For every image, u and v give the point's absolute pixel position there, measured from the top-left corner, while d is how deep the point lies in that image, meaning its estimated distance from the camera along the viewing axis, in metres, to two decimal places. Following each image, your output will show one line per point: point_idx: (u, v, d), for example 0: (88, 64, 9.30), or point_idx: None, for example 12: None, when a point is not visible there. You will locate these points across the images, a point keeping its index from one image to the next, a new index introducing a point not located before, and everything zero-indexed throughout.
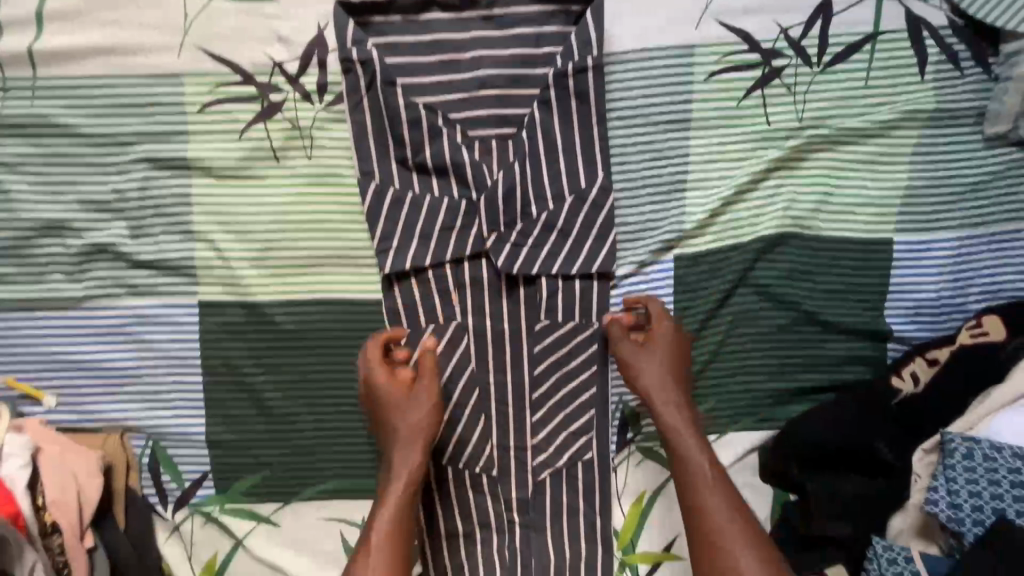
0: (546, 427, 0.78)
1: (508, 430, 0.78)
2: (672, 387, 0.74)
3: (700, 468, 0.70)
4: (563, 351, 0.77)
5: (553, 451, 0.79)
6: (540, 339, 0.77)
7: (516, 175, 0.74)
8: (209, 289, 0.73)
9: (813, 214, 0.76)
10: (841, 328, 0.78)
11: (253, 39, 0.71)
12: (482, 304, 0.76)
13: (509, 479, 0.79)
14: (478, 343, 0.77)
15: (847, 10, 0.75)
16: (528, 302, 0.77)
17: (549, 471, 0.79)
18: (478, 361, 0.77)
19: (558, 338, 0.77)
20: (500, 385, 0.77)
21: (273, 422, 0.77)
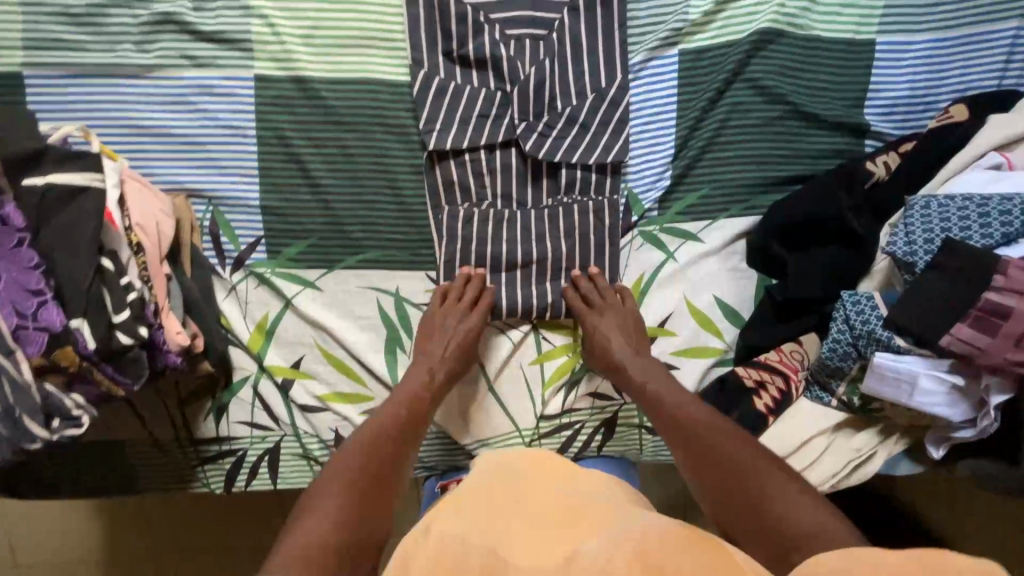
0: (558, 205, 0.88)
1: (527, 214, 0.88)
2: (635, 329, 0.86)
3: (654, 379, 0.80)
4: (578, 141, 0.86)
5: (563, 234, 0.88)
6: (557, 121, 0.85)
7: (547, 70, 0.84)
8: (262, 63, 0.82)
9: (804, 13, 0.85)
10: (823, 122, 0.88)
11: None
12: (508, 96, 0.85)
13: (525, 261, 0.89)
14: (502, 132, 0.85)
15: None
16: (543, 90, 0.85)
17: (561, 244, 0.89)
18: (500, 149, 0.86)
19: (572, 121, 0.85)
20: (518, 170, 0.88)
21: (319, 194, 0.86)
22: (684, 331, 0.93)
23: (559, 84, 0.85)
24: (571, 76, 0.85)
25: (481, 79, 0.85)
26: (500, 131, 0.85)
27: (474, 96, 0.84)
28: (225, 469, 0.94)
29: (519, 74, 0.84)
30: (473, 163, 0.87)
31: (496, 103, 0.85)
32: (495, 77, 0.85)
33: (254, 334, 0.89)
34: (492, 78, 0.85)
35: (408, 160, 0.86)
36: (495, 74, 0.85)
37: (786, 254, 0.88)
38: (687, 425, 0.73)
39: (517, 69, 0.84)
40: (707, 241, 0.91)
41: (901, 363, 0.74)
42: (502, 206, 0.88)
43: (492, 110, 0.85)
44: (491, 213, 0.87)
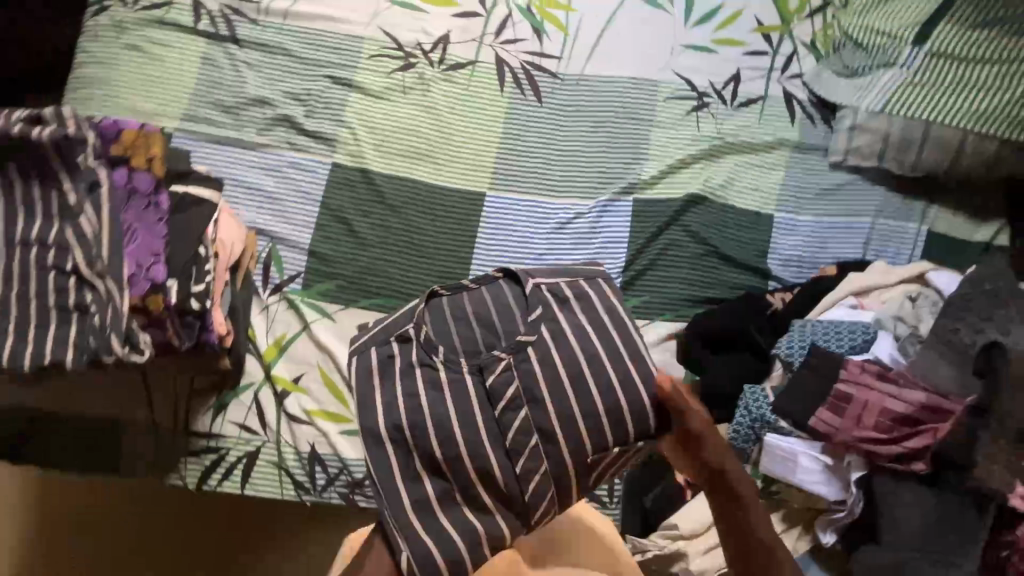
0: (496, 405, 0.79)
1: (525, 432, 0.79)
2: (720, 447, 0.82)
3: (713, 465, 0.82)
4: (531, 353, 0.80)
5: (520, 471, 0.78)
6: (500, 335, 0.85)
7: (536, 196, 1.19)
8: (340, 156, 1.16)
9: (722, 188, 1.21)
10: (735, 263, 1.19)
11: (410, 28, 1.21)
12: (552, 311, 0.82)
13: (448, 495, 0.77)
14: (472, 384, 0.80)
15: (751, 81, 1.26)
16: (497, 314, 0.86)
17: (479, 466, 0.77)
18: (438, 394, 0.79)
19: (502, 324, 0.86)
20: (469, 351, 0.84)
21: (355, 250, 1.14)
22: None
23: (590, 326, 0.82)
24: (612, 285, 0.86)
25: (377, 326, 0.86)
26: (419, 385, 0.80)
27: (499, 298, 0.88)
28: (204, 465, 1.06)
29: (601, 288, 0.85)
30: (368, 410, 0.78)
31: (504, 341, 0.85)
32: (524, 297, 0.86)
33: (270, 348, 1.09)
34: (408, 320, 0.84)
35: (428, 236, 1.15)
36: (417, 319, 0.84)
37: (705, 355, 1.11)
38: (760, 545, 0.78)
39: (559, 289, 0.84)
40: (645, 335, 1.16)
41: (788, 444, 0.93)
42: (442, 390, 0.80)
43: (439, 360, 0.81)
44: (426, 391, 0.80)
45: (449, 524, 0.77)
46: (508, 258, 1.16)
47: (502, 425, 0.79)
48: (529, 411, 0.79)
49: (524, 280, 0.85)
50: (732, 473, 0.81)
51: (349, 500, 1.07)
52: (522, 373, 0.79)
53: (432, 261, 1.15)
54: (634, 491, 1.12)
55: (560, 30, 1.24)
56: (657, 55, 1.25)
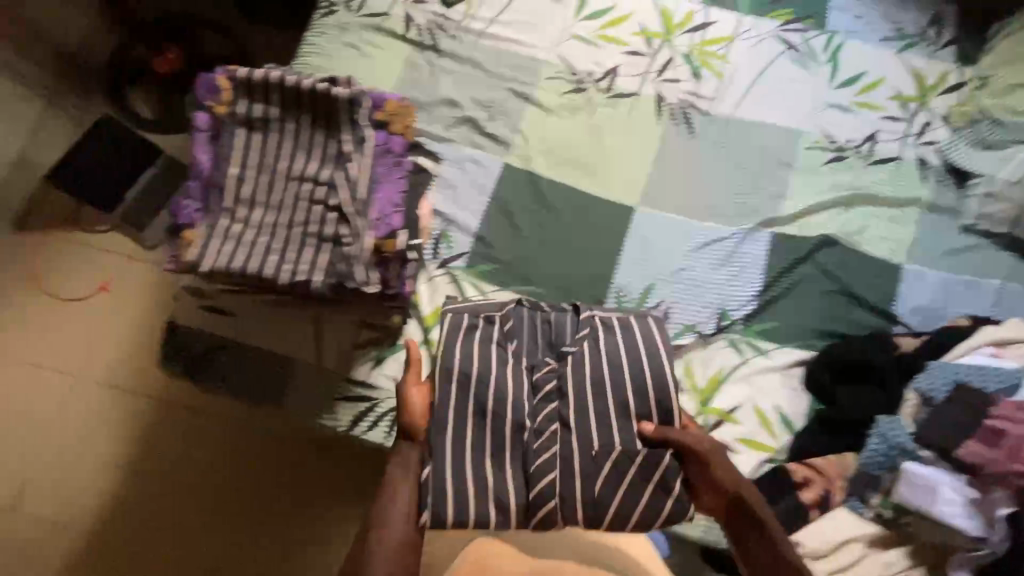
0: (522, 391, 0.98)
1: (551, 419, 0.96)
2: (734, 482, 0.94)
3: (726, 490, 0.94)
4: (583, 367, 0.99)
5: (539, 445, 0.94)
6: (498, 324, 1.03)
7: (682, 217, 1.30)
8: (513, 157, 1.30)
9: (856, 233, 1.30)
10: (865, 304, 1.25)
11: (585, 58, 1.37)
12: (597, 333, 1.03)
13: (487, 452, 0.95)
14: (519, 373, 0.99)
15: (888, 142, 1.36)
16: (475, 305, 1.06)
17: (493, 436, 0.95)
18: (506, 374, 0.98)
19: (554, 332, 1.04)
20: (524, 343, 1.02)
21: (514, 240, 1.26)
22: (746, 423, 1.18)
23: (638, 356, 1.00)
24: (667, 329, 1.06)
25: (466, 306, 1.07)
26: (472, 353, 0.99)
27: (560, 323, 1.05)
28: (357, 411, 1.15)
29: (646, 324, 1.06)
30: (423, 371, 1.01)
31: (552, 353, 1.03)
32: (577, 320, 1.06)
33: (431, 313, 1.19)
34: (492, 309, 1.06)
35: (581, 238, 1.27)
36: (500, 310, 1.06)
37: (833, 385, 1.17)
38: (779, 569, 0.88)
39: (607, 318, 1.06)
40: (774, 358, 1.22)
41: (930, 473, 1.02)
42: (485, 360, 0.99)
43: (506, 346, 1.01)
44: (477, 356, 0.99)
45: (450, 483, 0.92)
46: (651, 269, 1.26)
47: (544, 421, 0.96)
48: (572, 417, 0.96)
49: (581, 310, 1.07)
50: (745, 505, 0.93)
51: None
52: (565, 376, 0.99)
53: (581, 261, 1.25)
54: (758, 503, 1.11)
55: (716, 77, 1.38)
56: (801, 109, 1.37)
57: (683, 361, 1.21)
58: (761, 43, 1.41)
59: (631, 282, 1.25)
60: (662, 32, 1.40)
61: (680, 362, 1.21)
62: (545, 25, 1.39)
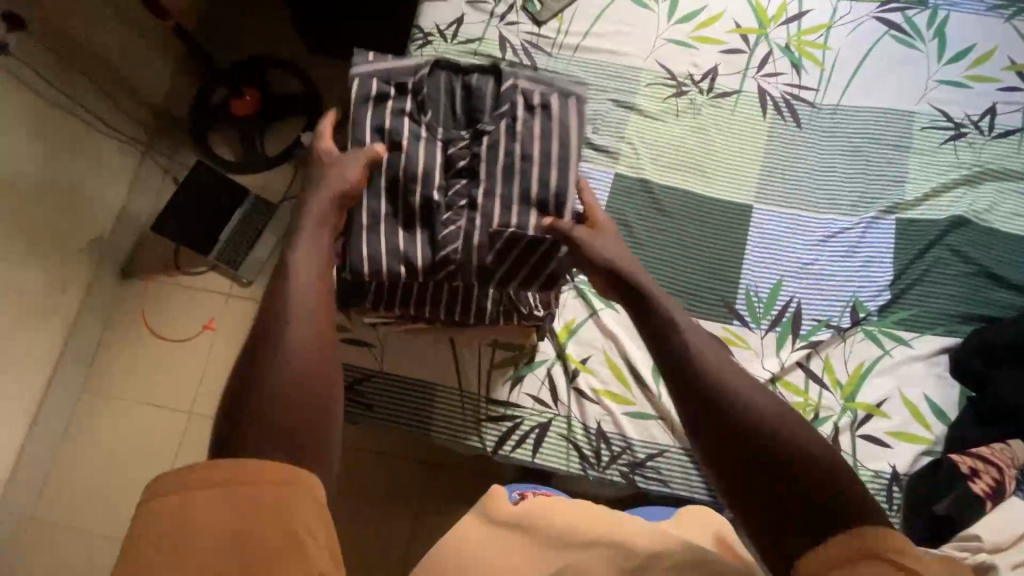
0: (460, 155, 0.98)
1: (465, 188, 0.97)
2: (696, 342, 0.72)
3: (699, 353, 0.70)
4: (513, 129, 0.97)
5: (446, 217, 0.96)
6: (457, 109, 1.01)
7: (801, 211, 1.28)
8: (622, 166, 1.31)
9: (986, 211, 1.26)
10: (1006, 283, 1.21)
11: (683, 62, 1.37)
12: (517, 104, 0.98)
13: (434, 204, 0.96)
14: (436, 147, 0.97)
15: (1007, 113, 1.32)
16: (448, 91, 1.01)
17: (432, 197, 0.96)
18: (428, 150, 0.97)
19: (475, 94, 1.01)
20: (454, 106, 1.01)
21: (634, 248, 1.26)
22: (895, 415, 1.16)
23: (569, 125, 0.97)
24: (580, 105, 0.99)
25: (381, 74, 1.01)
26: (428, 149, 0.97)
27: (482, 88, 1.00)
28: (501, 430, 1.17)
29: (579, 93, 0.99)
30: (365, 137, 0.97)
31: (489, 114, 0.99)
32: (502, 92, 1.00)
33: (562, 329, 1.21)
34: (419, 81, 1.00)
35: (701, 241, 1.26)
36: (417, 74, 1.00)
37: (989, 370, 1.13)
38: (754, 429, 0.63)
39: (533, 93, 0.99)
40: (915, 346, 1.19)
41: None
42: (421, 134, 0.97)
43: (421, 117, 0.98)
44: (422, 132, 0.97)
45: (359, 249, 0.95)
46: (776, 266, 1.25)
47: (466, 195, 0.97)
48: (508, 184, 0.96)
49: (505, 79, 0.99)
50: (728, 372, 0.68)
51: (629, 479, 1.14)
52: (512, 137, 0.97)
53: (704, 264, 1.25)
54: (920, 497, 1.09)
55: (817, 66, 1.36)
56: (910, 89, 1.34)
57: (823, 357, 1.20)
58: (860, 27, 1.38)
59: (757, 280, 1.24)
60: (757, 27, 1.39)
61: (819, 357, 1.19)
62: (639, 33, 1.39)
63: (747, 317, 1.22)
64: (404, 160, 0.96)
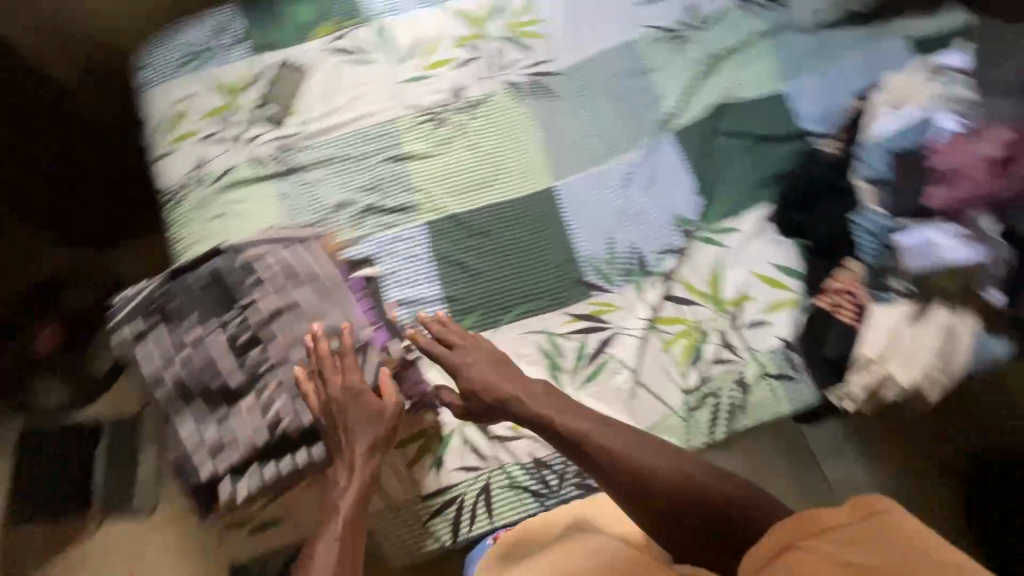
0: (241, 335, 1.03)
1: (261, 358, 1.02)
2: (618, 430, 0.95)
3: (615, 446, 0.92)
4: (267, 291, 1.05)
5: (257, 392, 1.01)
6: (212, 297, 1.05)
7: (596, 169, 1.35)
8: (427, 213, 1.31)
9: (732, 89, 1.38)
10: (778, 138, 1.34)
11: (429, 94, 1.40)
12: (258, 270, 1.06)
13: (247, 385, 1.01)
14: (212, 339, 1.03)
15: (705, 3, 1.46)
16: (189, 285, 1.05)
17: (240, 383, 1.01)
18: (209, 346, 1.02)
19: (215, 279, 1.06)
20: (206, 295, 1.05)
21: (477, 281, 1.27)
22: (761, 294, 1.24)
23: (311, 271, 1.07)
24: (313, 245, 1.11)
25: (131, 301, 1.05)
26: (207, 347, 1.02)
27: (218, 271, 1.05)
28: (450, 517, 1.12)
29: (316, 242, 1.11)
30: (151, 369, 1.02)
31: (239, 286, 1.05)
32: (236, 266, 1.06)
33: None
34: (158, 294, 1.05)
35: (530, 240, 1.31)
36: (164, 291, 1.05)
37: (805, 217, 1.24)
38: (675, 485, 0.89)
39: (265, 255, 1.07)
40: (744, 228, 1.28)
41: (917, 235, 1.12)
42: (195, 341, 1.03)
43: (185, 323, 1.03)
44: (195, 335, 1.03)
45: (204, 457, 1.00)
46: (601, 225, 1.31)
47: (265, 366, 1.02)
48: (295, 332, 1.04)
49: (236, 254, 1.07)
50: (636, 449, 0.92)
51: (585, 486, 1.15)
52: (267, 298, 1.04)
53: (543, 259, 1.29)
54: (811, 351, 1.18)
55: (541, 40, 1.44)
56: (623, 22, 1.45)
57: (680, 280, 1.26)
58: None
59: (592, 247, 1.30)
60: (474, 31, 1.44)
61: (677, 283, 1.26)
62: (377, 88, 1.40)
63: (602, 283, 1.27)
64: (187, 370, 1.02)
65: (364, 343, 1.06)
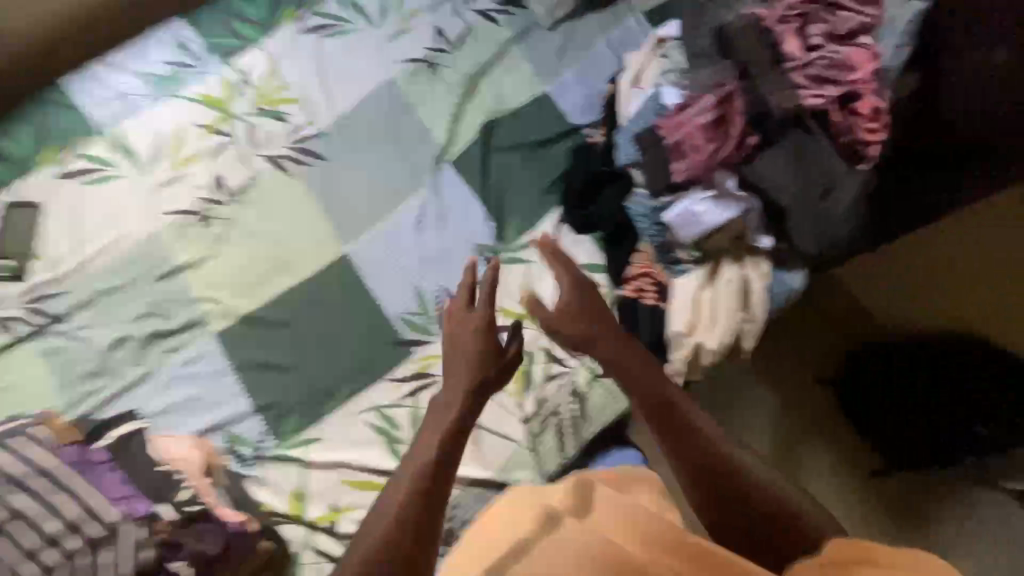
0: None
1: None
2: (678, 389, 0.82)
3: (671, 401, 0.78)
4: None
5: None
6: None
7: (385, 222, 1.30)
8: (216, 323, 1.21)
9: (497, 104, 1.37)
10: (552, 139, 1.34)
11: (186, 194, 1.28)
12: None
13: None
14: None
15: (450, 24, 1.43)
16: None
17: None
18: None
19: None
20: None
21: (290, 377, 1.18)
22: None
23: (37, 462, 1.00)
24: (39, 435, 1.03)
25: None
26: None
27: None
28: None
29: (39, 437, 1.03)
30: None
31: None
32: None
33: (291, 502, 1.11)
34: None
35: (335, 316, 1.23)
36: None
37: (592, 210, 1.23)
38: (707, 468, 0.73)
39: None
40: (542, 238, 1.27)
41: (677, 207, 1.10)
42: None
43: None
44: None
45: None
46: (403, 278, 1.26)
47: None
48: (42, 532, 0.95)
49: None
50: (678, 415, 0.77)
51: None
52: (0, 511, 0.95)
53: (352, 332, 1.22)
54: None
55: (294, 105, 1.36)
56: (373, 63, 1.40)
57: (495, 309, 1.23)
58: (296, 49, 1.40)
59: (401, 303, 1.24)
60: (220, 114, 1.34)
61: (493, 312, 1.23)
62: (126, 203, 1.27)
63: (420, 337, 1.22)
64: None
65: (117, 517, 0.98)
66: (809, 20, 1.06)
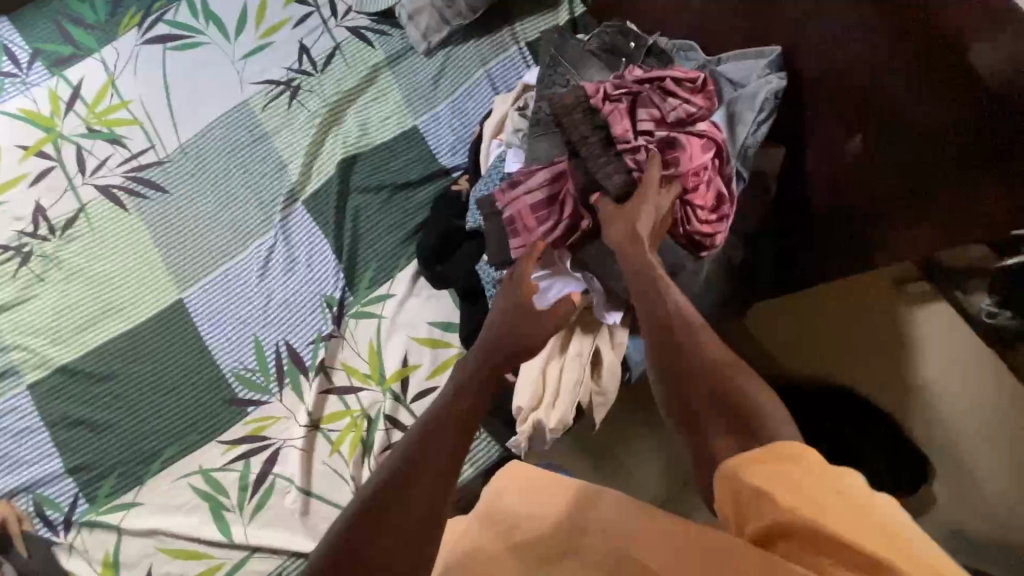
0: None
1: None
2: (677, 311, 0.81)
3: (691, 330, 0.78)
4: None
5: None
6: None
7: (228, 265, 1.19)
8: (27, 373, 1.12)
9: (361, 136, 1.25)
10: (416, 180, 1.24)
11: (2, 226, 1.17)
12: None
13: None
14: None
15: (316, 42, 1.31)
16: None
17: None
18: None
19: None
20: None
21: (108, 436, 1.10)
22: (424, 360, 1.15)
23: None
24: None
25: None
26: None
27: None
28: None
29: None
30: None
31: None
32: None
33: (103, 571, 1.05)
34: None
35: (163, 369, 1.14)
36: None
37: (446, 268, 1.15)
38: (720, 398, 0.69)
39: None
40: (397, 291, 1.19)
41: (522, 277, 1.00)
42: None
43: None
44: None
45: None
46: (243, 328, 1.17)
47: None
48: None
49: None
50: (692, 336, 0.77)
51: None
52: None
53: (181, 387, 1.13)
54: None
55: (132, 126, 1.24)
56: (225, 82, 1.27)
57: (339, 366, 1.16)
58: (139, 62, 1.26)
59: (238, 357, 1.16)
60: (47, 134, 1.21)
61: (336, 369, 1.16)
62: None
63: (255, 395, 1.14)
64: None
65: None
66: (639, 102, 0.99)
